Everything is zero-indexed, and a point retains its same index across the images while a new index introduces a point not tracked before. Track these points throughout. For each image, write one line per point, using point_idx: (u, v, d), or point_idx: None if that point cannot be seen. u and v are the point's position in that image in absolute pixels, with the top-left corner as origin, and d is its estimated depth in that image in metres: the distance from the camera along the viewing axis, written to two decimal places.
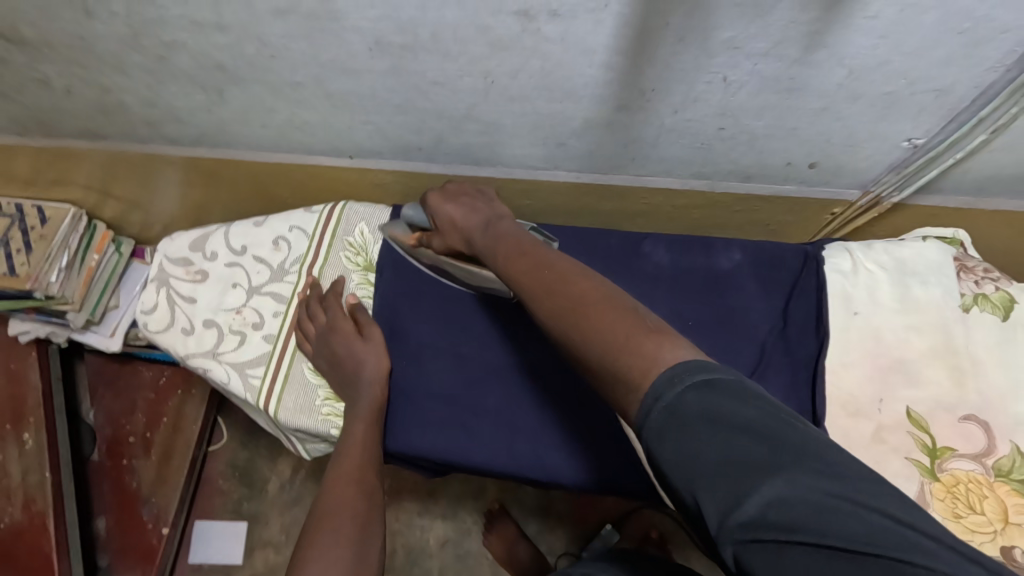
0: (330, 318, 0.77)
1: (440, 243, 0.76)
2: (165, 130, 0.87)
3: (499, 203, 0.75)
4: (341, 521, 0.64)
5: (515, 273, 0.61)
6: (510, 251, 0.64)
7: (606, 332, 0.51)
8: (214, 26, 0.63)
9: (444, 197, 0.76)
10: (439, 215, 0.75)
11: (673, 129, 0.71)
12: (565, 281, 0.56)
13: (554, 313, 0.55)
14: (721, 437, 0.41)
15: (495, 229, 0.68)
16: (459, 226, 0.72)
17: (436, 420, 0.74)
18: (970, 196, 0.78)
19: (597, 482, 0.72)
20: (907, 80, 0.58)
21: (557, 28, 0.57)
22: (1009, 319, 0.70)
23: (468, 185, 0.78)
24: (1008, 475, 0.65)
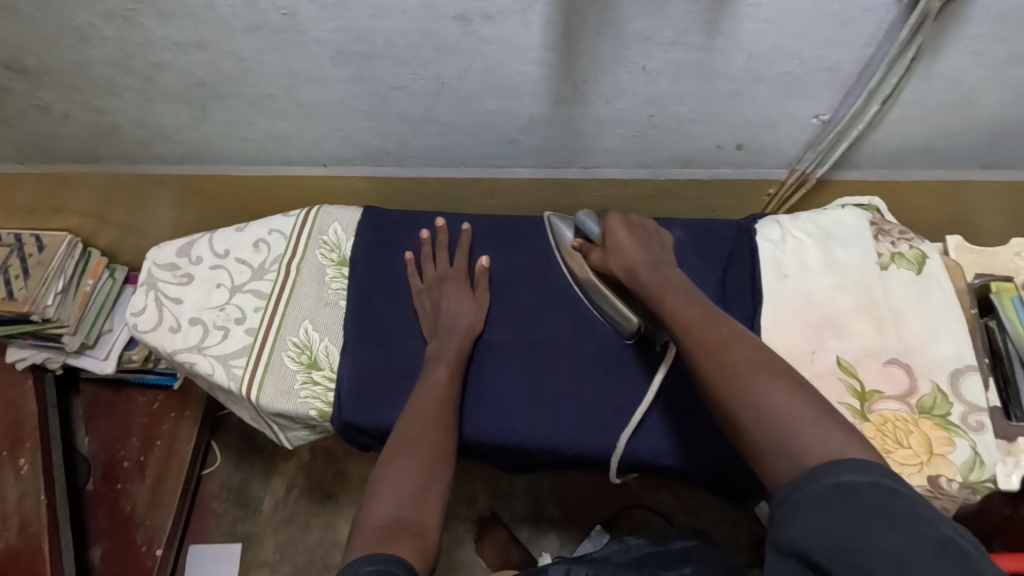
0: (448, 271, 0.84)
1: (599, 258, 0.80)
2: (154, 149, 0.96)
3: (671, 253, 0.78)
4: (416, 451, 0.67)
5: (683, 320, 0.66)
6: (682, 300, 0.69)
7: (785, 406, 0.55)
8: (195, 45, 0.72)
9: (624, 219, 0.81)
10: (611, 236, 0.79)
11: (609, 119, 0.79)
12: (738, 349, 0.61)
13: (719, 372, 0.60)
14: (890, 532, 0.43)
15: (662, 275, 0.73)
16: (625, 256, 0.76)
17: (501, 372, 0.80)
18: (885, 169, 0.87)
19: (638, 441, 0.75)
20: (800, 59, 0.67)
21: (492, 29, 0.66)
22: (922, 272, 0.77)
23: (664, 232, 0.82)
24: (930, 410, 0.71)
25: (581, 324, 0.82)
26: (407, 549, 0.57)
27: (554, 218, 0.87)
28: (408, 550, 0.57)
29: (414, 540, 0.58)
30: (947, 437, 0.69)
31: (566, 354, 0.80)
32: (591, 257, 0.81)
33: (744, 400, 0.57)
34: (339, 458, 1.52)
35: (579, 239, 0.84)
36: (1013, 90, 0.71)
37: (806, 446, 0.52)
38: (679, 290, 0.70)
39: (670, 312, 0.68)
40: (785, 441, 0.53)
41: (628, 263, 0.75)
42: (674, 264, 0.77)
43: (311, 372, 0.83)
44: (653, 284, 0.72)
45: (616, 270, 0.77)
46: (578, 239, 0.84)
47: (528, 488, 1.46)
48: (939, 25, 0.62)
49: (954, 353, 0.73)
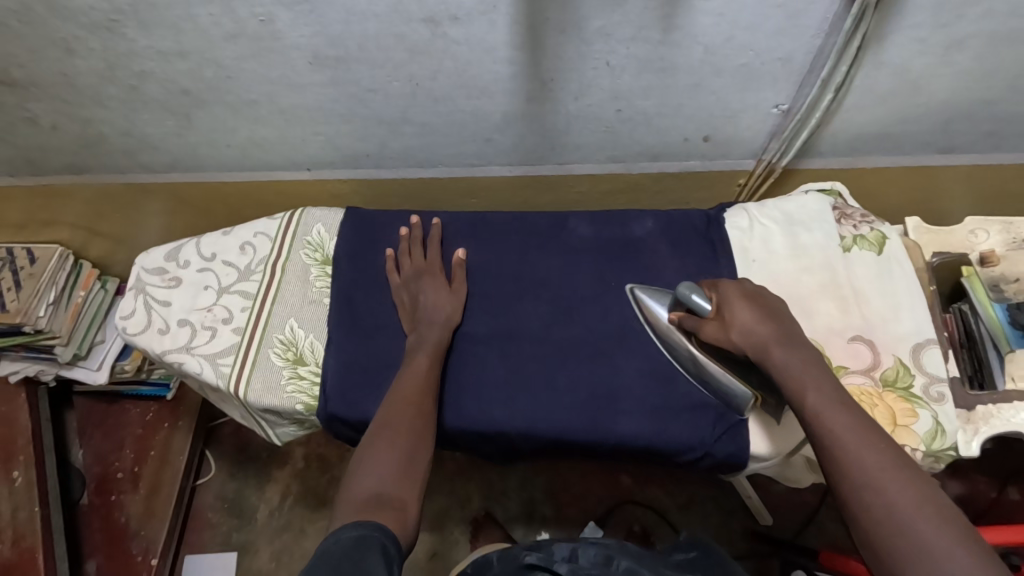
0: (426, 261, 0.87)
1: (716, 332, 0.69)
2: (141, 158, 0.98)
3: (796, 326, 0.67)
4: (398, 432, 0.69)
5: (832, 429, 0.58)
6: (829, 400, 0.60)
7: (951, 551, 0.49)
8: (177, 54, 0.75)
9: (743, 292, 0.70)
10: (732, 312, 0.68)
11: (578, 115, 0.83)
12: (898, 477, 0.54)
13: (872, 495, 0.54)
14: None
15: (801, 361, 0.63)
16: (751, 334, 0.66)
17: (480, 360, 0.82)
18: (847, 156, 0.90)
19: (607, 423, 0.78)
20: (754, 51, 0.71)
21: (460, 31, 0.69)
22: (883, 253, 0.80)
23: (763, 288, 0.71)
24: (893, 383, 0.73)
25: (558, 312, 0.84)
26: (389, 519, 0.60)
27: (644, 297, 0.81)
28: (389, 520, 0.60)
29: (395, 513, 0.61)
30: (911, 409, 0.72)
31: (543, 341, 0.83)
32: (704, 331, 0.70)
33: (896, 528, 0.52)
34: (332, 464, 1.53)
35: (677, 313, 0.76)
36: (959, 76, 0.74)
37: None
38: (819, 388, 0.61)
39: (813, 417, 0.59)
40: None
41: (758, 342, 0.65)
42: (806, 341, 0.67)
43: (297, 367, 0.86)
44: (792, 377, 0.62)
45: (740, 349, 0.66)
46: (676, 312, 0.76)
47: (521, 488, 1.46)
48: (880, 14, 0.65)
49: (913, 328, 0.76)
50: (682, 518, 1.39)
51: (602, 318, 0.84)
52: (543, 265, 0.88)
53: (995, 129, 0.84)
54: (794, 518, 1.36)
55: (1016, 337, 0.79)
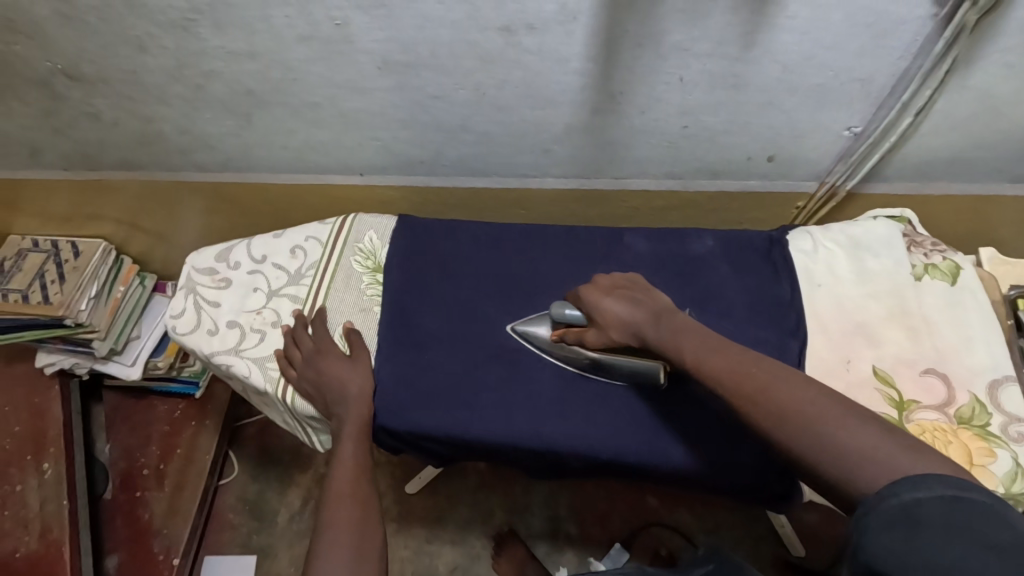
0: (316, 341, 0.83)
1: (598, 337, 0.74)
2: (196, 157, 0.99)
3: (665, 299, 0.72)
4: (337, 531, 0.68)
5: (714, 367, 0.59)
6: (701, 347, 0.62)
7: (847, 435, 0.48)
8: (247, 54, 0.75)
9: (601, 289, 0.75)
10: (601, 310, 0.73)
11: (642, 129, 0.81)
12: (782, 384, 0.54)
13: (765, 413, 0.53)
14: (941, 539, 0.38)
15: (671, 323, 0.67)
16: (625, 321, 0.71)
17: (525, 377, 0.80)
18: (917, 182, 0.88)
19: (663, 448, 0.75)
20: (834, 72, 0.69)
21: (534, 40, 0.68)
22: (957, 283, 0.78)
23: (618, 276, 0.77)
24: (968, 421, 0.70)
25: None
26: None
27: (526, 329, 0.82)
28: None
29: None
30: (987, 448, 0.68)
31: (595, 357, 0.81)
32: (587, 340, 0.76)
33: (793, 433, 0.50)
34: None
35: (557, 330, 0.80)
36: None
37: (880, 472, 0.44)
38: (690, 337, 0.64)
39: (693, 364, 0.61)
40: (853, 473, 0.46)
41: (632, 331, 0.70)
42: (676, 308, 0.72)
43: None
44: (665, 340, 0.66)
45: (623, 340, 0.71)
46: (556, 330, 0.80)
47: (545, 505, 1.43)
48: (973, 37, 0.64)
49: (989, 363, 0.73)
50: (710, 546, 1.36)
51: None
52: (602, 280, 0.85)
53: None
54: (829, 551, 1.31)
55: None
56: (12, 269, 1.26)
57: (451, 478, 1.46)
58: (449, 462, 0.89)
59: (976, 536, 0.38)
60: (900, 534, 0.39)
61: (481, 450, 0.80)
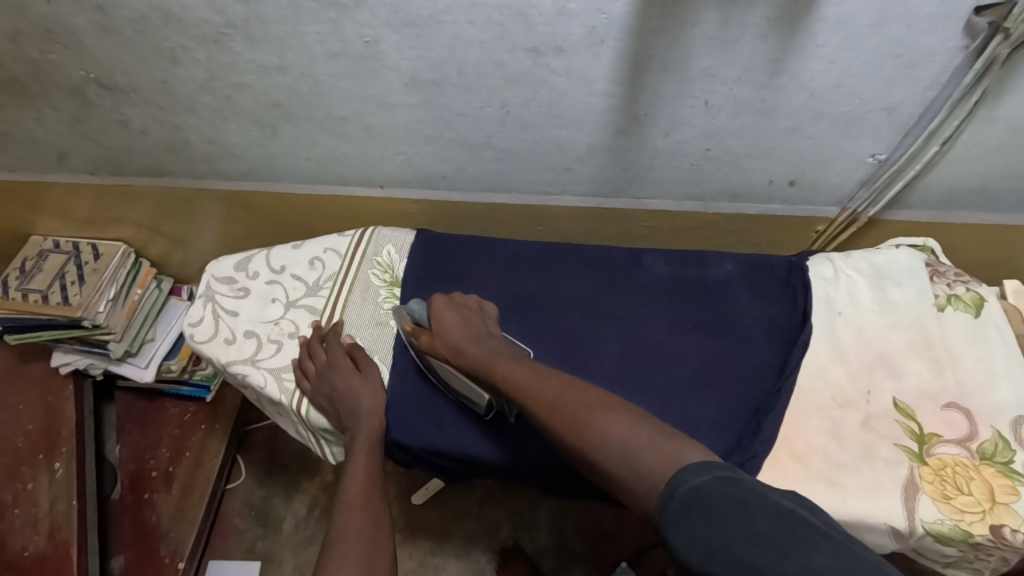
0: (329, 356, 0.83)
1: (427, 341, 0.80)
2: (220, 166, 1.00)
3: (495, 326, 0.81)
4: (346, 544, 0.68)
5: (519, 385, 0.70)
6: (512, 366, 0.73)
7: (621, 431, 0.60)
8: (277, 68, 0.76)
9: (448, 301, 0.82)
10: (437, 318, 0.80)
11: (665, 151, 0.82)
12: (574, 395, 0.66)
13: (563, 421, 0.64)
14: (722, 508, 0.48)
15: (485, 347, 0.77)
16: (449, 335, 0.78)
17: None
18: (939, 211, 0.87)
19: None
20: (861, 99, 0.69)
21: (562, 62, 0.69)
22: (980, 315, 0.77)
23: (474, 298, 0.84)
24: (992, 457, 0.69)
25: (628, 352, 0.82)
26: None
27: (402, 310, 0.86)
28: None
29: None
30: (1011, 486, 0.67)
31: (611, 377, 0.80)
32: (421, 342, 0.81)
33: (585, 436, 0.61)
34: None
35: (412, 325, 0.84)
36: None
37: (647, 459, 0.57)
38: (503, 358, 0.75)
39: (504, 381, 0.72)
40: (628, 462, 0.58)
41: (454, 343, 0.77)
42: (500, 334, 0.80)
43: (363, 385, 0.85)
44: (480, 358, 0.76)
45: (444, 351, 0.78)
46: (411, 325, 0.84)
47: (551, 521, 1.42)
48: (1004, 70, 0.63)
49: (1014, 398, 0.72)
50: None
51: (675, 359, 0.81)
52: (620, 303, 0.85)
53: None
54: None
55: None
56: (33, 270, 1.27)
57: (457, 493, 1.46)
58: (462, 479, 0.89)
59: (741, 501, 0.49)
60: (694, 513, 0.49)
61: (495, 469, 0.80)
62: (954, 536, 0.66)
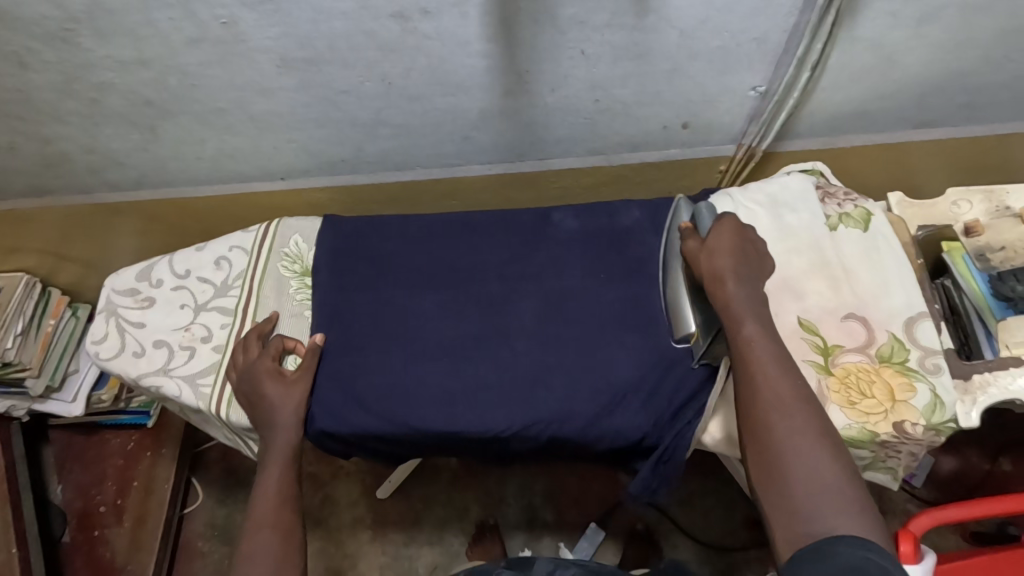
0: (259, 358, 0.79)
1: (693, 245, 0.73)
2: (107, 176, 0.95)
3: (760, 276, 0.70)
4: (256, 564, 0.65)
5: (760, 355, 0.61)
6: (762, 334, 0.63)
7: (828, 479, 0.54)
8: (138, 62, 0.72)
9: (735, 224, 0.72)
10: (715, 240, 0.70)
11: (556, 107, 0.82)
12: (796, 408, 0.58)
13: (774, 419, 0.57)
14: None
15: (747, 293, 0.66)
16: (714, 260, 0.69)
17: (469, 372, 0.79)
18: (828, 137, 0.90)
19: (603, 425, 0.76)
20: (730, 33, 0.70)
21: (431, 25, 0.68)
22: (869, 229, 0.80)
23: (759, 242, 0.72)
24: (889, 359, 0.72)
25: (549, 311, 0.82)
26: None
27: (680, 202, 0.83)
28: None
29: None
30: (908, 383, 0.71)
31: (534, 340, 0.80)
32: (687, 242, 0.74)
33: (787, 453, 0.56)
34: (325, 483, 1.46)
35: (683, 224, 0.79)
36: (930, 49, 0.74)
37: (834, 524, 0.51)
38: (758, 317, 0.64)
39: (743, 341, 0.62)
40: (817, 511, 0.52)
41: (714, 269, 0.68)
42: (762, 289, 0.69)
43: None
44: (730, 304, 0.65)
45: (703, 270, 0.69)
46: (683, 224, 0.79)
47: (519, 494, 1.42)
48: None
49: (907, 302, 0.75)
50: (681, 512, 1.35)
51: (594, 311, 0.81)
52: (535, 265, 0.85)
53: (970, 101, 0.84)
54: None
55: (1001, 307, 0.77)
56: None
57: (419, 480, 1.44)
58: (403, 461, 0.88)
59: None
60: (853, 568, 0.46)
61: (428, 443, 0.79)
62: (863, 438, 0.69)
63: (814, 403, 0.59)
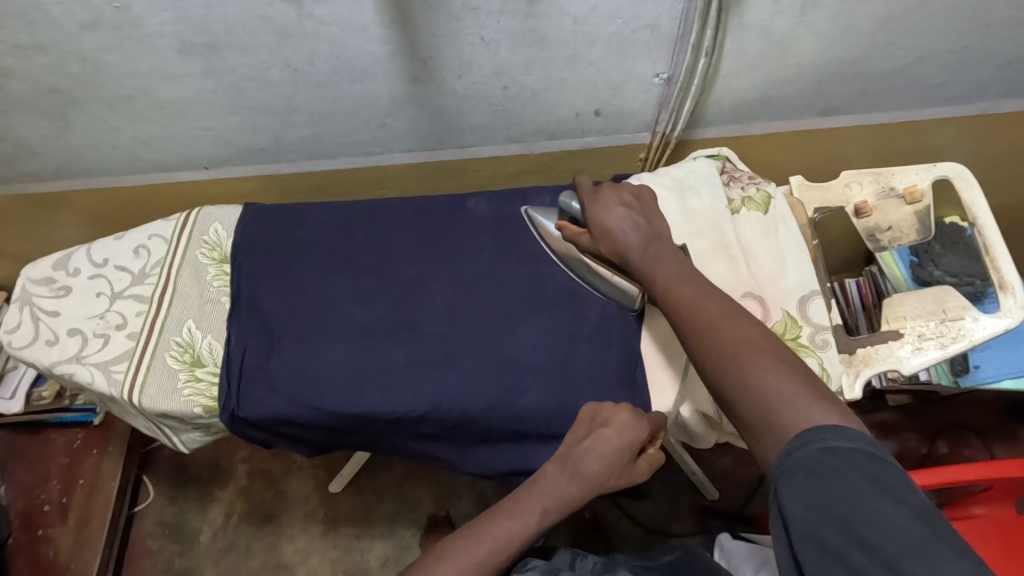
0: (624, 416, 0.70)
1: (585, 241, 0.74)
2: (25, 166, 0.94)
3: (660, 225, 0.71)
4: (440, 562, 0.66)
5: (675, 299, 0.63)
6: (674, 276, 0.65)
7: (775, 384, 0.53)
8: (36, 48, 0.72)
9: (604, 199, 0.72)
10: (598, 224, 0.71)
11: (466, 94, 0.83)
12: (726, 325, 0.58)
13: (707, 347, 0.57)
14: (851, 481, 0.44)
15: (653, 253, 0.67)
16: (612, 240, 0.70)
17: (379, 354, 0.80)
18: (739, 123, 0.93)
19: (505, 406, 0.76)
20: (621, 19, 0.72)
21: (326, 10, 0.69)
22: (769, 211, 0.82)
23: (628, 190, 0.73)
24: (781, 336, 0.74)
25: (458, 294, 0.83)
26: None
27: (534, 213, 0.86)
28: None
29: None
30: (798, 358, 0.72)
31: (444, 322, 0.82)
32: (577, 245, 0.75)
33: (730, 376, 0.55)
34: (277, 478, 1.46)
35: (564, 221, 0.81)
36: (816, 36, 0.77)
37: (789, 420, 0.50)
38: (668, 268, 0.65)
39: (661, 290, 0.64)
40: (773, 416, 0.51)
41: (618, 250, 0.69)
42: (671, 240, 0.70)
43: (194, 369, 0.82)
44: (644, 267, 0.67)
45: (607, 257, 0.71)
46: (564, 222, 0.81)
47: (471, 486, 1.43)
48: None
49: (800, 281, 0.77)
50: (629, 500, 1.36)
51: (504, 293, 0.83)
52: (450, 250, 0.86)
53: (867, 88, 0.87)
54: (739, 490, 1.35)
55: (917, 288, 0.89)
56: None
57: (370, 474, 1.45)
58: (324, 447, 0.88)
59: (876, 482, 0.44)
60: (827, 473, 0.45)
61: (340, 426, 0.80)
62: None
63: (744, 314, 0.59)
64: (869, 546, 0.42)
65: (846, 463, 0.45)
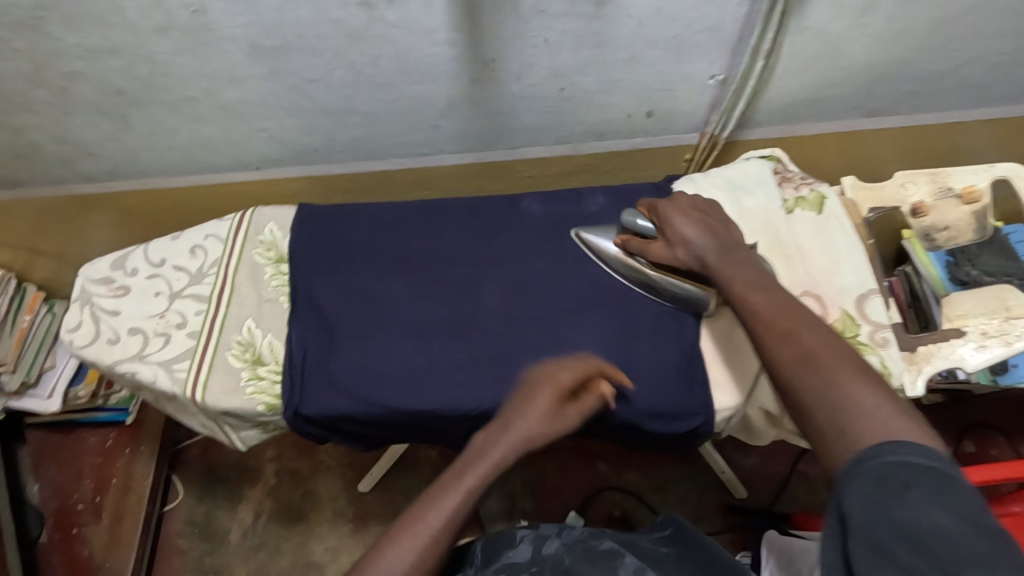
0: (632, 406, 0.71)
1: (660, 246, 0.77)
2: (78, 167, 0.95)
3: (736, 235, 0.75)
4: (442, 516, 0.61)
5: (752, 308, 0.65)
6: (752, 287, 0.67)
7: (855, 394, 0.53)
8: (107, 51, 0.73)
9: (682, 206, 0.78)
10: (673, 229, 0.76)
11: (523, 96, 0.84)
12: (806, 335, 0.60)
13: (785, 354, 0.59)
14: (916, 490, 0.44)
15: (728, 260, 0.71)
16: (689, 244, 0.74)
17: (440, 352, 0.81)
18: (787, 124, 0.94)
19: None
20: (684, 22, 0.73)
21: (397, 13, 0.70)
22: (823, 211, 0.83)
23: (704, 202, 0.79)
24: (842, 333, 0.75)
25: (514, 292, 0.84)
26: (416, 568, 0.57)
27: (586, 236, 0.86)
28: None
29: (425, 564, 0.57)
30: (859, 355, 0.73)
31: (502, 320, 0.83)
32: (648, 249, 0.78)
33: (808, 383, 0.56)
34: (307, 478, 1.46)
35: (625, 235, 0.82)
36: (873, 38, 0.78)
37: (866, 428, 0.50)
38: (743, 275, 0.69)
39: (738, 297, 0.67)
40: (850, 424, 0.51)
41: (694, 253, 0.74)
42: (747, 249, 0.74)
43: (256, 368, 0.82)
44: (721, 271, 0.70)
45: (683, 260, 0.75)
46: (623, 236, 0.82)
47: None
48: None
49: (856, 280, 0.78)
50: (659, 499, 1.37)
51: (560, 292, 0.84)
52: (505, 249, 0.87)
53: (916, 90, 0.88)
54: (768, 490, 1.36)
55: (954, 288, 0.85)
56: None
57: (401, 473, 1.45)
58: (380, 443, 0.90)
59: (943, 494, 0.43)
60: (892, 481, 0.45)
61: (400, 423, 0.81)
62: None
63: (823, 328, 0.60)
64: (928, 553, 0.41)
65: (911, 474, 0.45)
